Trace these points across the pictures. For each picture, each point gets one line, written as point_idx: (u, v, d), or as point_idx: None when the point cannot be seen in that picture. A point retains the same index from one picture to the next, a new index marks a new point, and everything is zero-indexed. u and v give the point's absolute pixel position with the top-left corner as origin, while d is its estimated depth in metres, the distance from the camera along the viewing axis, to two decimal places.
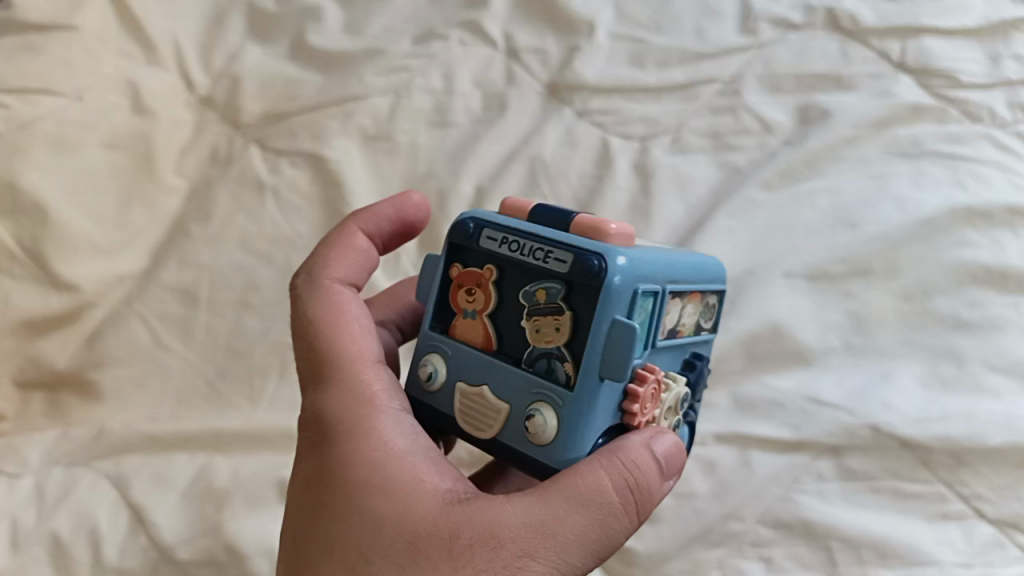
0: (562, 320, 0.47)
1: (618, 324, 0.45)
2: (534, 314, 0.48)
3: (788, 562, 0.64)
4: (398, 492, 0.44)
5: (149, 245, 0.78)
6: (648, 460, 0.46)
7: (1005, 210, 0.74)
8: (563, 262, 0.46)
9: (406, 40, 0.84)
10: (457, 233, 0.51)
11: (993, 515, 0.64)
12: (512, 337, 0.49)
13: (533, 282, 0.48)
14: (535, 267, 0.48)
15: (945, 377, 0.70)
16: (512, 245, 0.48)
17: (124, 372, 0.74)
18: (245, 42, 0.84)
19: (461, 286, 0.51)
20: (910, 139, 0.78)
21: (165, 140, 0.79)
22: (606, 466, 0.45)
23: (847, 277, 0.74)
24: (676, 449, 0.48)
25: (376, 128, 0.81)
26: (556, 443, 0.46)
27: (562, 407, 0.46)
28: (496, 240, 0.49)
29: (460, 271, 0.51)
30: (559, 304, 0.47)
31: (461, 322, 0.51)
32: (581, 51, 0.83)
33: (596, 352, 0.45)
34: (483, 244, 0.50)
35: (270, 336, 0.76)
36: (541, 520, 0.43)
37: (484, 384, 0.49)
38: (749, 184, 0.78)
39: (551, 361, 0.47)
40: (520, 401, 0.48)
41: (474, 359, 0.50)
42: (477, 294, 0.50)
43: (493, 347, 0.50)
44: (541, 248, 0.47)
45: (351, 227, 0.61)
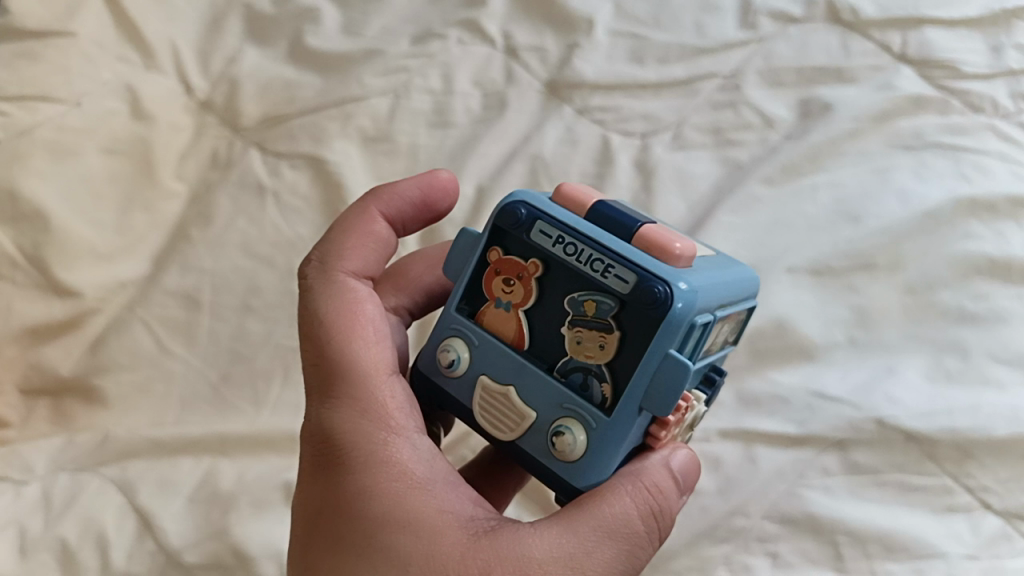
0: (608, 339, 0.47)
1: (670, 359, 0.46)
2: (575, 325, 0.48)
3: (794, 557, 0.64)
4: (425, 529, 0.46)
5: (150, 250, 0.78)
6: (668, 481, 0.50)
7: (1007, 202, 0.74)
8: (624, 281, 0.46)
9: (404, 40, 0.84)
10: (507, 218, 0.49)
11: (999, 507, 0.65)
12: (547, 339, 0.49)
13: (582, 290, 0.48)
14: (590, 278, 0.47)
15: (950, 369, 0.70)
16: (568, 247, 0.48)
17: (128, 377, 0.74)
18: (243, 45, 0.84)
19: (499, 273, 0.51)
20: (911, 131, 0.78)
21: (165, 145, 0.79)
22: (632, 494, 0.48)
23: (851, 271, 0.74)
24: (692, 468, 0.52)
25: (375, 129, 0.81)
26: (582, 461, 0.48)
27: (595, 430, 0.47)
28: (550, 236, 0.48)
29: (499, 258, 0.50)
30: (608, 322, 0.47)
31: (491, 311, 0.51)
32: (580, 49, 0.82)
33: (642, 381, 0.46)
34: (535, 238, 0.49)
35: (273, 340, 0.76)
36: (569, 553, 0.46)
37: (512, 385, 0.50)
38: (750, 179, 0.78)
39: (587, 377, 0.48)
40: (549, 413, 0.49)
41: (504, 356, 0.50)
42: (516, 287, 0.50)
43: (522, 345, 0.50)
44: (601, 260, 0.47)
45: (372, 210, 0.60)
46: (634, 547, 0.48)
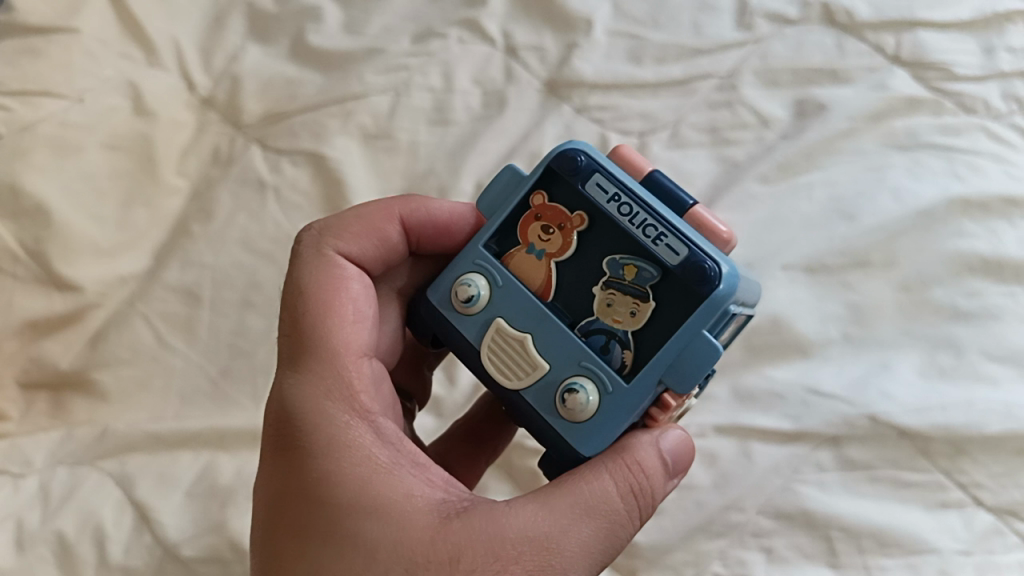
0: (641, 308, 0.50)
1: (703, 337, 0.48)
2: (609, 288, 0.51)
3: (788, 551, 0.65)
4: (392, 513, 0.47)
5: (151, 245, 0.78)
6: (655, 462, 0.50)
7: (1001, 201, 0.75)
8: (674, 253, 0.49)
9: (405, 39, 0.84)
10: (564, 163, 0.51)
11: (991, 502, 0.65)
12: (574, 293, 0.51)
13: (626, 254, 0.51)
14: (639, 241, 0.50)
15: (944, 366, 0.70)
16: (622, 206, 0.50)
17: (128, 372, 0.74)
18: (244, 42, 0.85)
19: (539, 219, 0.52)
20: (906, 131, 0.79)
21: (166, 141, 0.80)
22: (613, 472, 0.48)
23: (846, 269, 0.75)
24: (688, 451, 0.52)
25: (376, 126, 0.82)
26: (587, 423, 0.49)
27: (610, 393, 0.49)
28: (605, 192, 0.51)
29: (543, 203, 0.52)
30: (646, 291, 0.50)
31: (521, 255, 0.52)
32: (579, 48, 0.83)
33: (671, 353, 0.49)
34: (590, 190, 0.51)
35: (273, 335, 0.76)
36: (545, 533, 0.47)
37: (528, 334, 0.51)
38: (747, 178, 0.79)
39: (610, 341, 0.50)
40: (563, 368, 0.50)
41: (527, 302, 0.51)
42: (555, 236, 0.52)
43: (547, 295, 0.52)
44: (653, 227, 0.50)
45: (393, 211, 0.58)
46: (613, 525, 0.48)
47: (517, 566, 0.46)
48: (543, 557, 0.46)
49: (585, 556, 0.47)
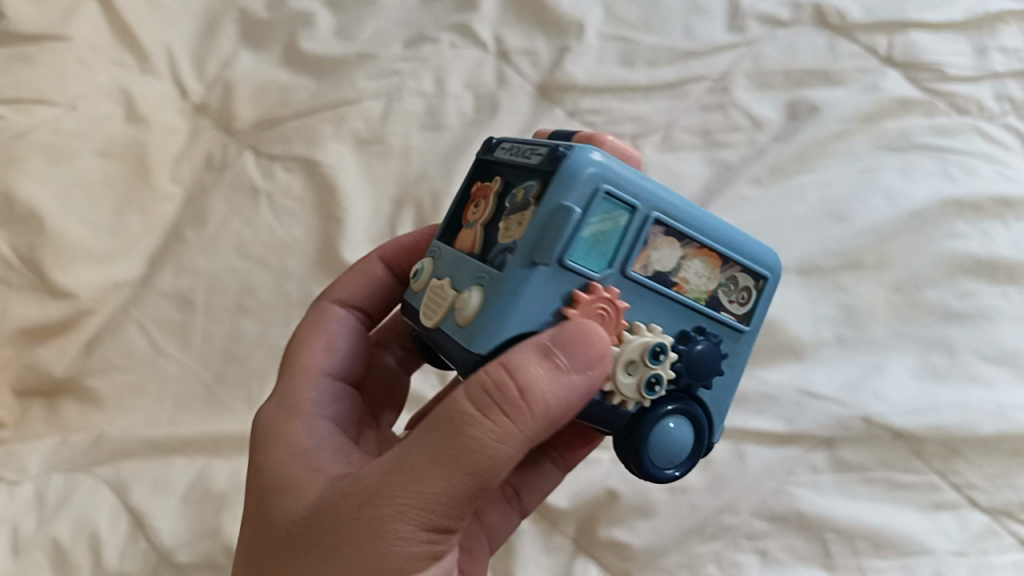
0: (525, 214, 0.44)
1: (564, 206, 0.43)
2: (509, 214, 0.46)
3: (784, 554, 0.65)
4: (291, 486, 0.48)
5: (146, 252, 0.79)
6: (535, 359, 0.41)
7: (993, 202, 0.75)
8: (537, 156, 0.46)
9: (397, 44, 0.85)
10: (482, 152, 0.53)
11: (986, 503, 0.65)
12: (489, 233, 0.48)
13: (519, 179, 0.47)
14: (517, 163, 0.47)
15: (937, 367, 0.70)
16: (513, 150, 0.49)
17: (122, 378, 0.75)
18: (238, 49, 0.85)
19: (473, 202, 0.51)
20: (898, 132, 0.79)
21: (160, 148, 0.80)
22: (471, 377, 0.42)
23: (838, 270, 0.75)
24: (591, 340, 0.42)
25: (368, 131, 0.82)
26: (477, 322, 0.43)
27: (492, 289, 0.44)
28: (505, 150, 0.50)
29: (479, 185, 0.51)
30: (529, 199, 0.45)
31: (461, 233, 0.50)
32: (571, 52, 0.83)
33: (535, 233, 0.43)
34: (497, 155, 0.51)
35: (267, 340, 0.76)
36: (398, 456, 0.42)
37: (447, 280, 0.48)
38: (739, 180, 0.79)
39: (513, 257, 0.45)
40: (466, 288, 0.46)
41: (453, 259, 0.49)
42: (480, 205, 0.50)
43: (473, 250, 0.48)
44: (530, 148, 0.47)
45: (373, 252, 0.66)
46: (480, 433, 0.41)
47: (364, 498, 0.42)
48: (392, 482, 0.42)
49: (442, 478, 0.41)
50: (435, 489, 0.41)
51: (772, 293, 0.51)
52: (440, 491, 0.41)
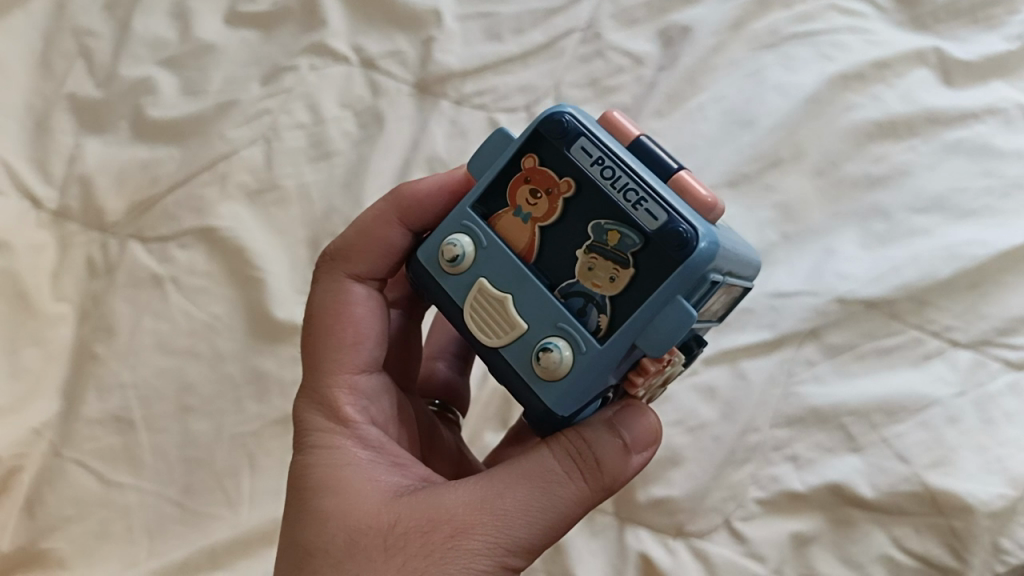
0: (553, 199, 0.46)
1: (672, 305, 0.43)
2: (593, 250, 0.45)
3: (812, 453, 0.66)
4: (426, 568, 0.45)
5: (56, 384, 0.70)
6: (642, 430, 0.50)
7: (873, 67, 0.78)
8: (652, 216, 0.43)
9: (254, 84, 0.79)
10: (548, 127, 0.45)
11: (966, 339, 0.68)
12: (557, 255, 0.46)
13: (608, 219, 0.45)
14: (619, 206, 0.44)
15: (880, 233, 0.73)
16: (605, 170, 0.45)
17: (81, 529, 0.65)
18: (80, 140, 0.77)
19: (528, 182, 0.47)
20: (767, 30, 0.81)
21: (32, 269, 0.71)
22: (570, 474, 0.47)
23: (763, 172, 0.76)
24: (649, 424, 0.50)
25: (257, 182, 0.76)
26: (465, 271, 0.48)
27: (483, 246, 0.47)
28: (589, 155, 0.45)
29: (533, 165, 0.46)
30: (563, 179, 0.46)
31: (507, 217, 0.47)
32: (435, 41, 0.80)
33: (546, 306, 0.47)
34: (574, 155, 0.45)
35: (226, 433, 0.69)
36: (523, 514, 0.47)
37: (508, 292, 0.46)
38: (642, 118, 0.79)
39: (588, 304, 0.45)
40: (540, 329, 0.46)
41: (511, 263, 0.47)
42: (541, 200, 0.46)
43: (530, 257, 0.47)
44: (632, 188, 0.44)
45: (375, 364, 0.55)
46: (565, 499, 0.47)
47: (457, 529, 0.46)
48: (475, 522, 0.46)
49: (523, 519, 0.47)
50: (515, 532, 0.47)
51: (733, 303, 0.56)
52: (517, 533, 0.47)
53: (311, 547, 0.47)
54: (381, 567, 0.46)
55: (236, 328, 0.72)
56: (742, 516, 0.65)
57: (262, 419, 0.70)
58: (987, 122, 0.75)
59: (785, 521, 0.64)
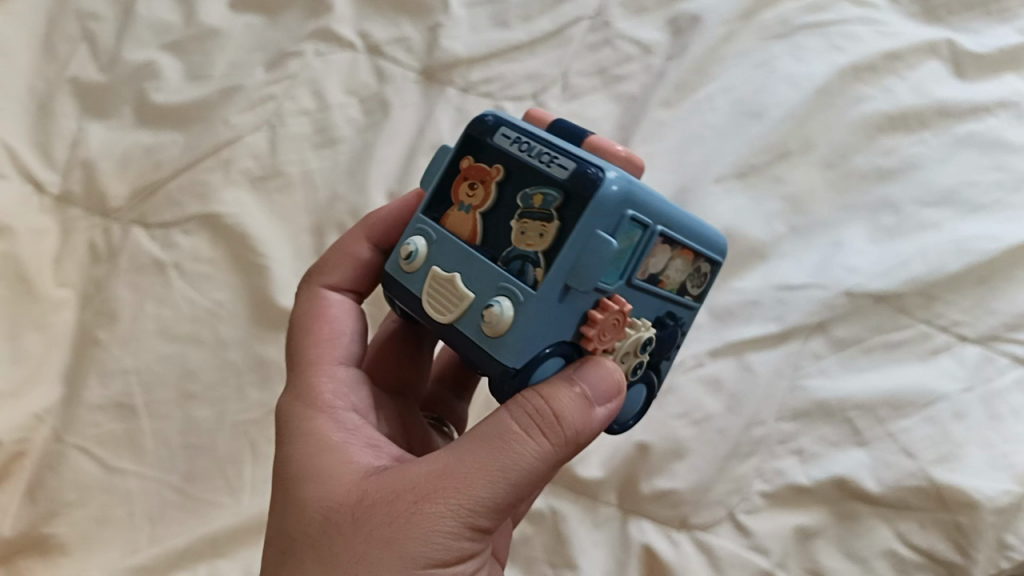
0: (488, 184, 0.47)
1: (599, 238, 0.43)
2: (524, 215, 0.46)
3: (818, 447, 0.66)
4: (393, 541, 0.43)
5: (58, 370, 0.69)
6: (608, 380, 0.47)
7: (884, 58, 0.77)
8: (564, 167, 0.44)
9: (259, 70, 0.78)
10: (474, 128, 0.49)
11: (974, 335, 0.67)
12: (497, 232, 0.47)
13: (533, 185, 0.46)
14: (537, 169, 0.46)
15: (889, 226, 0.72)
16: (524, 145, 0.47)
17: (82, 514, 0.65)
18: (83, 124, 0.76)
19: (466, 179, 0.48)
20: (777, 21, 0.80)
21: (34, 253, 0.70)
22: (526, 424, 0.44)
23: (771, 163, 0.75)
24: (608, 372, 0.47)
25: (261, 168, 0.76)
26: (422, 269, 0.48)
27: (435, 240, 0.48)
28: (509, 138, 0.47)
29: (470, 164, 0.48)
30: (494, 165, 0.48)
31: (454, 214, 0.48)
32: (442, 28, 0.80)
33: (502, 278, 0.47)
34: (497, 141, 0.47)
35: (229, 420, 0.69)
36: (486, 472, 0.44)
37: (456, 273, 0.47)
38: (650, 107, 0.78)
39: (525, 264, 0.45)
40: (488, 294, 0.46)
41: (457, 248, 0.47)
42: (478, 189, 0.48)
43: (475, 240, 0.47)
44: (547, 152, 0.45)
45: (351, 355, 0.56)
46: (528, 451, 0.44)
47: (419, 498, 0.44)
48: (438, 488, 0.44)
49: (489, 480, 0.44)
50: (484, 493, 0.44)
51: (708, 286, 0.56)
52: (486, 494, 0.44)
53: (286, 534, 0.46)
54: (348, 545, 0.44)
55: (239, 315, 0.72)
56: (746, 509, 0.65)
57: (265, 407, 0.69)
58: (998, 116, 0.74)
59: (789, 515, 0.64)
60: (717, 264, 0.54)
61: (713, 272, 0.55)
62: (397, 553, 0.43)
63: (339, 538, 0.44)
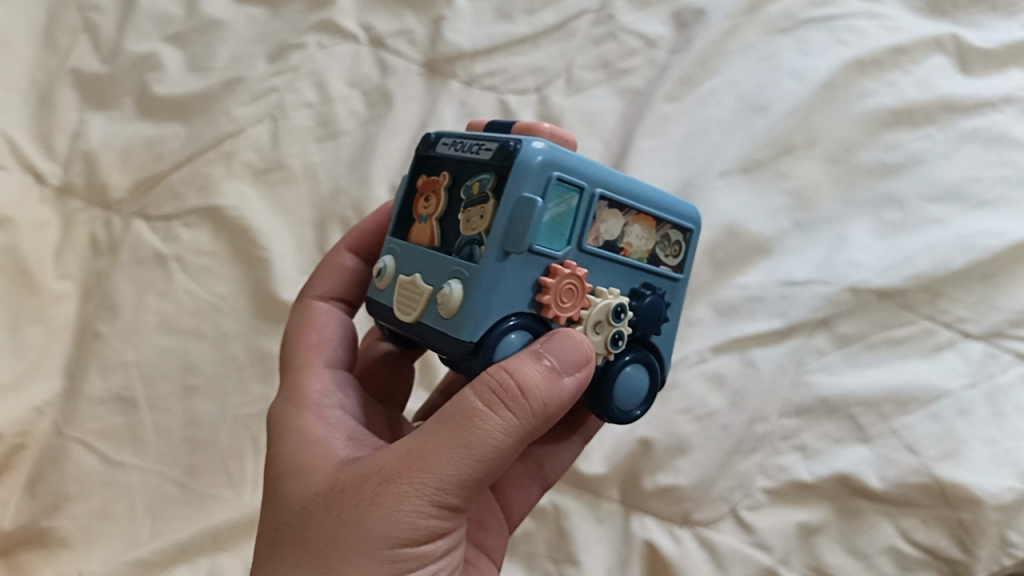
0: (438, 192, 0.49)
1: (522, 199, 0.43)
2: (467, 207, 0.46)
3: (821, 443, 0.65)
4: (358, 524, 0.42)
5: (60, 364, 0.69)
6: (573, 347, 0.44)
7: (889, 53, 0.77)
8: (489, 150, 0.45)
9: (261, 61, 0.78)
10: (422, 146, 0.51)
11: (978, 331, 0.67)
12: (453, 231, 0.47)
13: (471, 176, 0.46)
14: (471, 160, 0.46)
15: (893, 221, 0.72)
16: (459, 145, 0.48)
17: (83, 508, 0.64)
18: (85, 116, 0.76)
19: (423, 195, 0.50)
20: (782, 14, 0.79)
21: (35, 246, 0.70)
22: (489, 399, 0.42)
23: (776, 158, 0.75)
24: (575, 342, 0.44)
25: (263, 161, 0.76)
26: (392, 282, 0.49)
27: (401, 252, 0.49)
28: (449, 144, 0.49)
29: (423, 180, 0.51)
30: (441, 172, 0.49)
31: (417, 227, 0.50)
32: (445, 20, 0.79)
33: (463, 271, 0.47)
34: (441, 151, 0.49)
35: (230, 414, 0.69)
36: (449, 452, 0.42)
37: (417, 275, 0.47)
38: (654, 101, 0.78)
39: (472, 248, 0.45)
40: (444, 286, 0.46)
41: (417, 254, 0.48)
42: (431, 200, 0.49)
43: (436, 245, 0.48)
44: (476, 144, 0.47)
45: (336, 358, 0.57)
46: (492, 426, 0.42)
47: (383, 480, 0.43)
48: (402, 470, 0.43)
49: (451, 459, 0.42)
50: (446, 472, 0.42)
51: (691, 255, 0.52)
52: (449, 473, 0.42)
53: (267, 527, 0.46)
54: (319, 531, 0.44)
55: (241, 308, 0.71)
56: (748, 505, 0.65)
57: (266, 401, 0.69)
58: (1003, 111, 0.74)
59: (792, 511, 0.64)
60: (693, 231, 0.51)
61: (692, 239, 0.51)
62: (364, 536, 0.42)
63: (312, 524, 0.44)
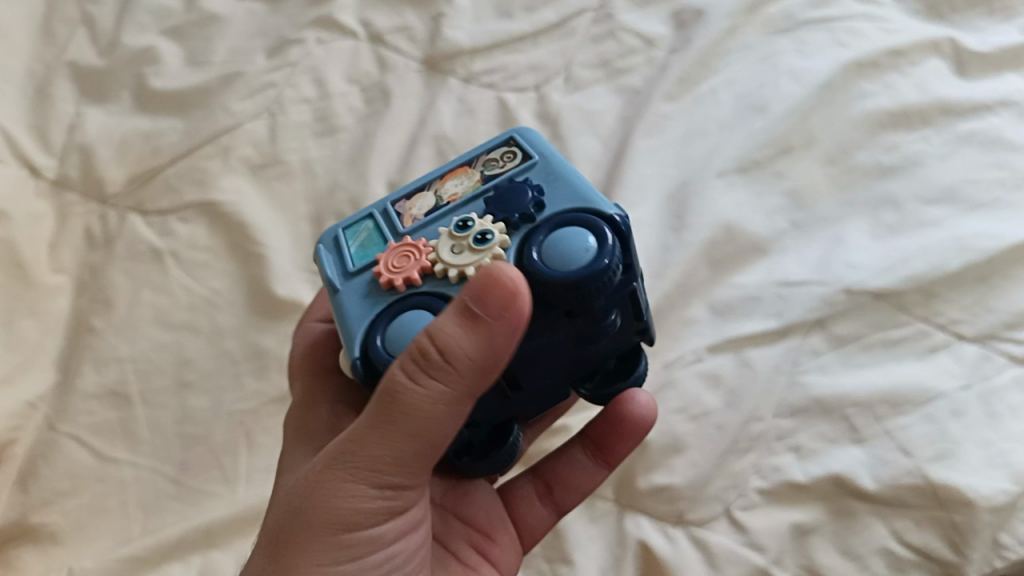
0: None
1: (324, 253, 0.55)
2: None
3: (816, 443, 0.65)
4: (308, 507, 0.47)
5: (53, 358, 0.69)
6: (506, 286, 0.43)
7: (887, 55, 0.77)
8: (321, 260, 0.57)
9: (259, 56, 0.78)
10: None
11: (973, 333, 0.67)
12: None
13: None
14: None
15: (891, 223, 0.72)
16: None
17: (74, 503, 0.64)
18: (81, 108, 0.76)
19: None
20: (781, 15, 0.80)
21: (30, 239, 0.70)
22: (413, 371, 0.43)
23: (774, 158, 0.75)
24: (500, 276, 0.43)
25: (260, 155, 0.75)
26: None
27: None
28: None
29: None
30: None
31: None
32: (445, 17, 0.80)
33: None
34: None
35: (224, 409, 0.68)
36: (377, 432, 0.45)
37: None
38: (653, 100, 0.78)
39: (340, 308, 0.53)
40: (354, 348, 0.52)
41: None
42: None
43: None
44: None
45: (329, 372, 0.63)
46: (417, 398, 0.43)
47: (327, 465, 0.47)
48: (341, 456, 0.46)
49: (379, 440, 0.45)
50: (377, 453, 0.45)
51: (536, 146, 0.54)
52: (380, 454, 0.45)
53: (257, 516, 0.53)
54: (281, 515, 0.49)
55: (236, 303, 0.71)
56: (742, 506, 0.64)
57: (261, 397, 0.68)
58: (1000, 114, 0.74)
59: (786, 512, 0.64)
60: (510, 135, 0.56)
61: (521, 138, 0.56)
62: (313, 518, 0.47)
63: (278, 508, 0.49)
